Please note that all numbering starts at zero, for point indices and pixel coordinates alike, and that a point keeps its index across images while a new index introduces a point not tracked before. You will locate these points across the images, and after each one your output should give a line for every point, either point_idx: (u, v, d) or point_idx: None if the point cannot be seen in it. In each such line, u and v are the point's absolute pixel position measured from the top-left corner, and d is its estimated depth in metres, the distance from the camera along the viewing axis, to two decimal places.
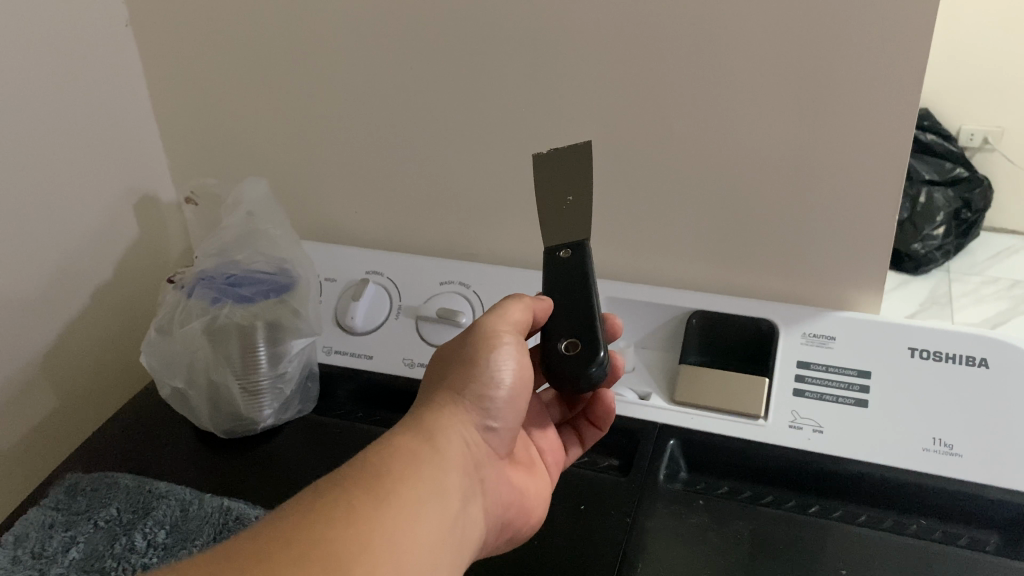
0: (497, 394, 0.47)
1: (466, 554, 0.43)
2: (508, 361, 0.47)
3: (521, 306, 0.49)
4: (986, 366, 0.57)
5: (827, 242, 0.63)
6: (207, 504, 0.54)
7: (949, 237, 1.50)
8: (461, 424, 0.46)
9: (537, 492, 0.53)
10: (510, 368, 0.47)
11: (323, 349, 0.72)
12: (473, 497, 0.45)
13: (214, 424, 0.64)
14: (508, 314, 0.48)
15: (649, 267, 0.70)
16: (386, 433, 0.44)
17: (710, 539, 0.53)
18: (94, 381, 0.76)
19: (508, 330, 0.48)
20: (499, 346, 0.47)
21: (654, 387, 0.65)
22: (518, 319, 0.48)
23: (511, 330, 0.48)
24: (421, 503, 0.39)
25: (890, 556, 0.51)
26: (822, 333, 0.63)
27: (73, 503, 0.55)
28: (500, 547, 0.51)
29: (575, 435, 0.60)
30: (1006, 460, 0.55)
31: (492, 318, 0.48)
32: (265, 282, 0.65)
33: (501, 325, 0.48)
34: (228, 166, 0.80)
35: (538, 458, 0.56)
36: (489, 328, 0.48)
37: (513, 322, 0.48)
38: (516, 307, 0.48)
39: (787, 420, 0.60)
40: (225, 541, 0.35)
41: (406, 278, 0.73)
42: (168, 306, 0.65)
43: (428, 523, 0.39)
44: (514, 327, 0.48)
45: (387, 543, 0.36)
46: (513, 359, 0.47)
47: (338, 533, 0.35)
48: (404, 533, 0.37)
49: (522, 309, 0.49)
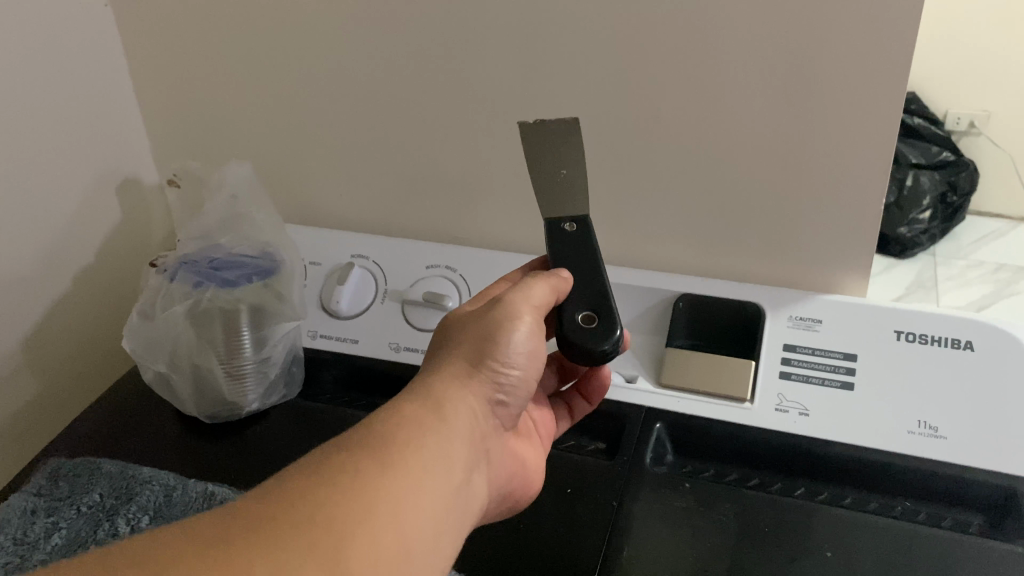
0: (509, 372, 0.45)
1: (465, 526, 0.42)
2: (521, 340, 0.45)
3: (546, 287, 0.46)
4: (972, 349, 0.58)
5: (816, 228, 0.63)
6: (191, 489, 0.54)
7: (935, 222, 1.51)
8: (471, 397, 0.44)
9: (535, 462, 0.53)
10: (523, 347, 0.45)
11: (308, 333, 0.71)
12: (476, 468, 0.44)
13: (197, 409, 0.64)
14: (530, 296, 0.45)
15: (638, 251, 0.70)
16: (393, 398, 0.42)
17: (697, 522, 0.53)
18: (77, 366, 0.75)
19: (526, 310, 0.45)
20: (516, 325, 0.45)
21: (641, 370, 0.65)
22: (540, 301, 0.46)
23: (530, 310, 0.45)
24: (425, 475, 0.39)
25: (875, 537, 0.51)
26: (809, 316, 0.62)
27: (54, 488, 0.54)
28: (500, 514, 0.51)
29: (564, 407, 0.60)
30: (991, 442, 0.55)
31: (514, 295, 0.46)
32: (249, 265, 0.64)
33: (522, 305, 0.45)
34: (212, 149, 0.79)
35: (534, 427, 0.56)
36: (510, 305, 0.45)
37: (535, 303, 0.46)
38: (539, 287, 0.46)
39: (773, 403, 0.60)
40: (228, 503, 0.35)
41: (392, 261, 0.73)
42: (152, 288, 0.64)
43: (431, 496, 0.38)
44: (534, 309, 0.46)
45: (390, 517, 0.36)
46: (528, 337, 0.45)
47: (341, 506, 0.34)
48: (406, 506, 0.37)
49: (546, 289, 0.46)
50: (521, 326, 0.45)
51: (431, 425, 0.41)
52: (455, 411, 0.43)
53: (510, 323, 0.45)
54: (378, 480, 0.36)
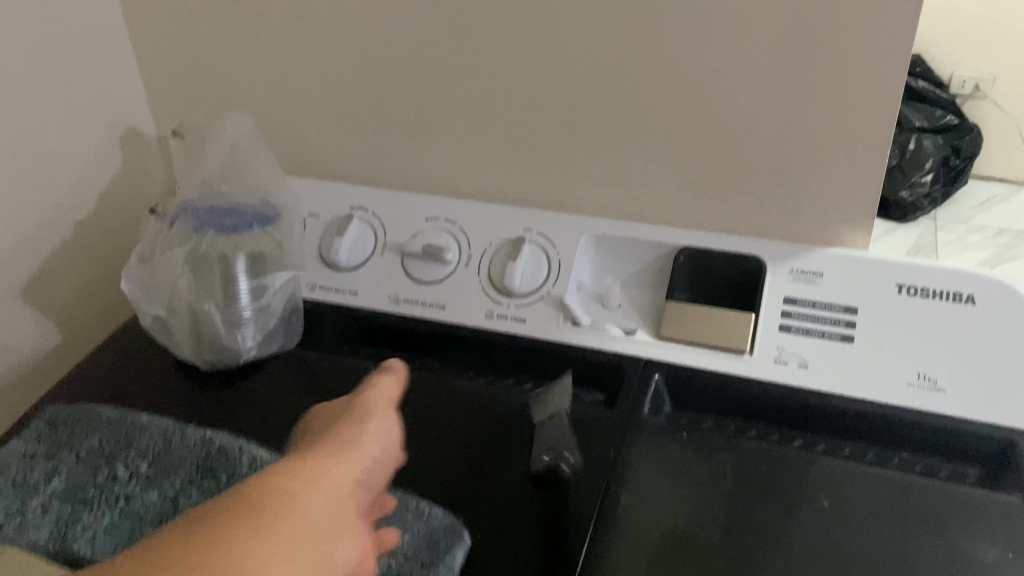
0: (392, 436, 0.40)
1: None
2: (382, 427, 0.40)
3: (392, 380, 0.45)
4: (973, 304, 0.57)
5: (821, 182, 0.62)
6: (189, 435, 0.53)
7: (936, 185, 1.52)
8: (368, 446, 0.38)
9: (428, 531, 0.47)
10: (383, 435, 0.39)
11: (307, 285, 0.71)
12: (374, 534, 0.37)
13: (195, 354, 0.63)
14: (382, 386, 0.43)
15: (637, 205, 0.68)
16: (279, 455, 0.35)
17: (695, 471, 0.54)
18: (75, 316, 0.75)
19: (383, 403, 0.42)
20: (388, 403, 0.42)
21: (640, 323, 0.66)
22: (391, 393, 0.43)
23: (385, 402, 0.42)
24: (339, 502, 0.32)
25: (871, 486, 0.52)
26: (810, 269, 0.62)
27: (54, 434, 0.55)
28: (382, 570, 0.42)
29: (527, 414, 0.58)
30: (987, 396, 0.55)
31: (379, 382, 0.44)
32: (249, 212, 0.64)
33: (380, 397, 0.42)
34: (207, 100, 0.77)
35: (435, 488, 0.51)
36: (380, 388, 0.43)
37: (387, 394, 0.43)
38: (394, 378, 0.45)
39: (772, 355, 0.60)
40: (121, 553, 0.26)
41: (391, 213, 0.71)
42: (151, 234, 0.64)
43: (349, 522, 0.32)
44: (388, 401, 0.43)
45: (313, 532, 0.29)
46: (387, 428, 0.40)
47: (255, 522, 0.28)
48: (329, 527, 0.30)
49: (392, 384, 0.44)
50: (384, 419, 0.40)
51: (346, 453, 0.36)
52: (352, 455, 0.36)
53: (383, 400, 0.42)
54: (321, 481, 0.32)
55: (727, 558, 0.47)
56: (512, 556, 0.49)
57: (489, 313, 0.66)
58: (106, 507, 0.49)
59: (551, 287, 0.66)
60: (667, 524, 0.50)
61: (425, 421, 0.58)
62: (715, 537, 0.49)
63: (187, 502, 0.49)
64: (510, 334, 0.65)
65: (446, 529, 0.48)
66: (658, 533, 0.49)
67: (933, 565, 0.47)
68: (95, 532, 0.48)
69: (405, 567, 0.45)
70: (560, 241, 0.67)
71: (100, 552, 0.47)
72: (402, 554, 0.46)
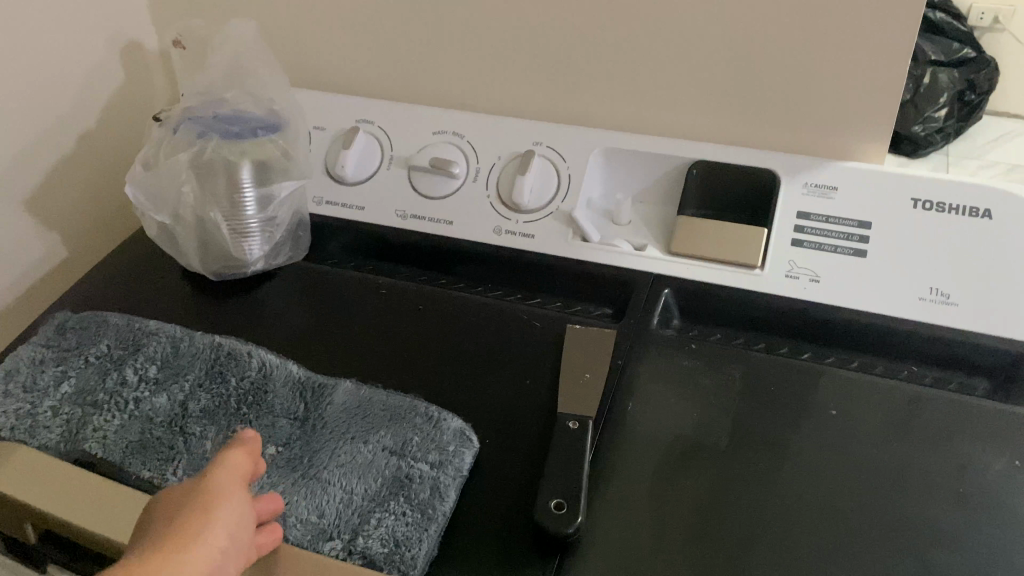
0: (223, 530, 0.34)
1: None
2: (227, 518, 0.35)
3: (242, 453, 0.38)
4: (989, 218, 0.57)
5: (839, 97, 0.60)
6: (198, 341, 0.53)
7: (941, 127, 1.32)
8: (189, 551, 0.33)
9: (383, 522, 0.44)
10: (226, 527, 0.35)
11: (314, 199, 0.70)
12: None
13: (203, 266, 0.64)
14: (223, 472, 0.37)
15: (650, 119, 0.66)
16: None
17: (702, 381, 0.54)
18: (81, 229, 0.75)
19: (232, 483, 0.36)
20: (221, 491, 0.36)
21: (650, 240, 0.65)
22: (241, 472, 0.37)
23: (234, 483, 0.37)
24: None
25: (878, 397, 0.52)
26: (825, 183, 0.61)
27: (62, 339, 0.54)
28: None
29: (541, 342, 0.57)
30: (1001, 309, 0.55)
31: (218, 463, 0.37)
32: (253, 120, 0.62)
33: (227, 477, 0.36)
34: (209, 10, 0.75)
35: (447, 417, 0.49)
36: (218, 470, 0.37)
37: (236, 474, 0.37)
38: (235, 454, 0.38)
39: (784, 270, 0.59)
40: None
41: (398, 126, 0.70)
42: (155, 140, 0.63)
43: None
44: (239, 479, 0.37)
45: None
46: (234, 515, 0.36)
47: None
48: None
49: (244, 457, 0.38)
50: (229, 507, 0.35)
51: (176, 571, 0.32)
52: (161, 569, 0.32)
53: (219, 485, 0.36)
54: None
55: (732, 464, 0.48)
56: (520, 459, 0.49)
57: (498, 229, 0.65)
58: (117, 410, 0.49)
59: (560, 202, 0.65)
60: (673, 433, 0.51)
61: (433, 332, 0.59)
62: (720, 445, 0.50)
63: (198, 406, 0.50)
64: (519, 250, 0.65)
65: (455, 432, 0.48)
66: (664, 442, 0.50)
67: (937, 472, 0.47)
68: (108, 434, 0.48)
69: (415, 470, 0.46)
70: (571, 155, 0.66)
71: (114, 453, 0.47)
72: (413, 457, 0.46)
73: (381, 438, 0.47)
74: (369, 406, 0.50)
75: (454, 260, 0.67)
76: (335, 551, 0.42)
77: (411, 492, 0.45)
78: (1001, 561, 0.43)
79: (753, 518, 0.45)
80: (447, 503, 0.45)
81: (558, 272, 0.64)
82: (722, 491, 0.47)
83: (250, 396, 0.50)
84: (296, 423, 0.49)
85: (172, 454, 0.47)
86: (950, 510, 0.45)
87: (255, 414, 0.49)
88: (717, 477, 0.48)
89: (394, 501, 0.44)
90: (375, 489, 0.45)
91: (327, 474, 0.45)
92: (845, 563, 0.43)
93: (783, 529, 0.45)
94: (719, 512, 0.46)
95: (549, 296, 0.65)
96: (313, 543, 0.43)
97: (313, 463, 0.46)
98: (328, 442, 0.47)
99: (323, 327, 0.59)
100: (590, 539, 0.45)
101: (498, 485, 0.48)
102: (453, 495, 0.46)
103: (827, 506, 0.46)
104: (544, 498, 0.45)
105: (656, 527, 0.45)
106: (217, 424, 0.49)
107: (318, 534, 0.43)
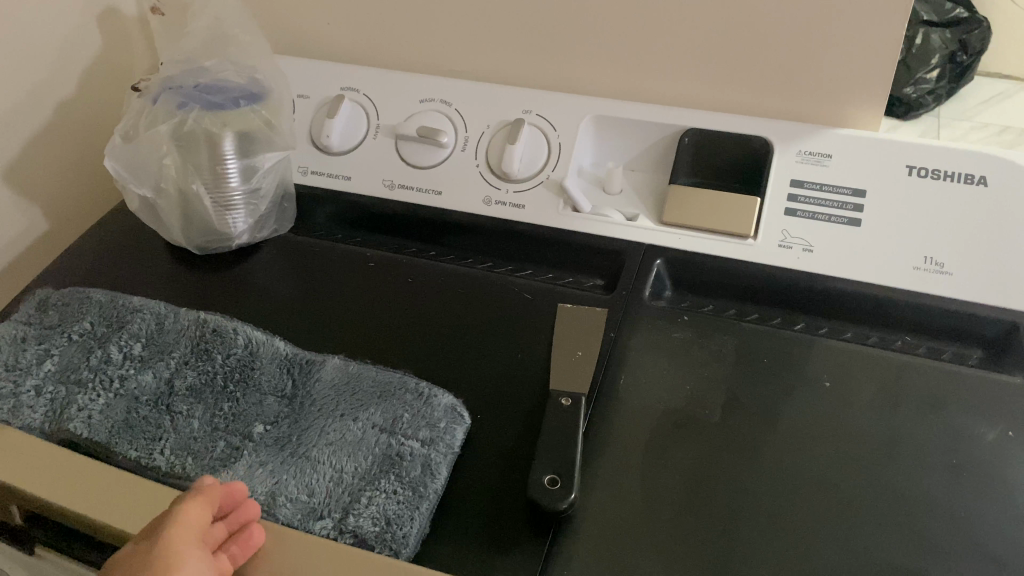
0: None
1: None
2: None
3: (201, 504, 0.37)
4: (985, 185, 0.56)
5: (834, 65, 0.59)
6: (183, 317, 0.52)
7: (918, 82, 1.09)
8: None
9: (375, 506, 0.43)
10: None
11: (298, 169, 0.68)
12: None
13: (187, 239, 0.62)
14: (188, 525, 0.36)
15: (641, 87, 0.65)
16: None
17: (695, 353, 0.53)
18: (63, 200, 0.73)
19: (188, 542, 0.35)
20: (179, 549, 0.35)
21: (642, 210, 0.64)
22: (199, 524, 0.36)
23: (193, 538, 0.35)
24: None
25: (870, 367, 0.52)
26: (819, 151, 0.60)
27: (44, 317, 0.53)
28: None
29: (534, 318, 0.56)
30: (996, 278, 0.54)
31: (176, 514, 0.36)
32: (234, 89, 0.60)
33: (183, 535, 0.35)
34: None
35: (439, 396, 0.48)
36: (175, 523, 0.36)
37: (193, 530, 0.36)
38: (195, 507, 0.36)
39: (777, 239, 0.58)
40: None
41: (384, 93, 0.68)
42: (135, 110, 0.61)
43: None
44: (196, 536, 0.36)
45: None
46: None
47: None
48: None
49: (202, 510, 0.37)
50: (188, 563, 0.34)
51: None
52: None
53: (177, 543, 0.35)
54: None
55: (724, 436, 0.48)
56: (511, 433, 0.49)
57: (488, 199, 0.64)
58: (101, 388, 0.48)
59: (550, 170, 0.64)
60: (666, 405, 0.50)
61: (423, 306, 0.58)
62: (713, 417, 0.49)
63: (184, 383, 0.49)
64: (508, 220, 0.63)
65: (447, 409, 0.48)
66: (655, 414, 0.50)
67: (930, 443, 0.47)
68: (93, 414, 0.47)
69: (406, 447, 0.45)
70: (561, 123, 0.65)
71: (100, 432, 0.47)
72: (404, 435, 0.46)
73: (370, 416, 0.47)
74: (358, 382, 0.49)
75: (443, 232, 0.66)
76: (326, 530, 0.42)
77: (402, 470, 0.44)
78: (992, 532, 0.43)
79: (745, 491, 0.45)
80: (438, 481, 0.45)
81: (548, 242, 0.63)
82: (715, 465, 0.47)
83: (238, 373, 0.49)
84: (284, 400, 0.48)
85: (159, 433, 0.47)
86: (943, 480, 0.45)
87: (243, 392, 0.48)
88: (709, 449, 0.47)
89: (385, 479, 0.44)
90: (366, 467, 0.44)
91: (316, 452, 0.45)
92: (837, 535, 0.43)
93: (775, 500, 0.45)
94: (710, 485, 0.46)
95: (540, 267, 0.64)
96: (304, 522, 0.42)
97: (302, 442, 0.46)
98: (318, 420, 0.47)
99: (310, 301, 0.59)
100: (582, 517, 0.45)
101: (489, 460, 0.48)
102: (444, 473, 0.45)
103: (820, 477, 0.46)
104: (536, 473, 0.45)
105: (648, 502, 0.45)
106: (204, 403, 0.48)
107: (307, 513, 0.43)
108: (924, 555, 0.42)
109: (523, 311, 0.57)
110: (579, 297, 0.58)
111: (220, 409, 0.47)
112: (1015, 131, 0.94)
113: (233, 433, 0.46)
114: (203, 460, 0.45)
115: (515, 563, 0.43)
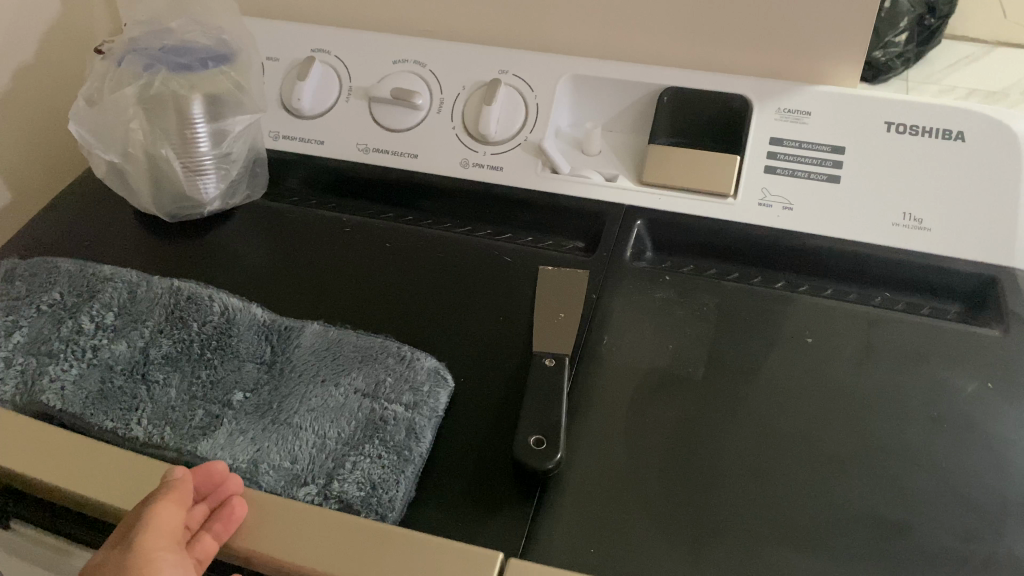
0: (154, 549, 0.34)
1: None
2: (162, 544, 0.34)
3: (184, 479, 0.37)
4: (962, 140, 0.56)
5: (812, 23, 0.58)
6: (156, 285, 0.51)
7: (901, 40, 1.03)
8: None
9: (359, 471, 0.42)
10: (160, 548, 0.34)
11: (270, 134, 0.67)
12: None
13: (158, 206, 0.61)
14: (158, 521, 0.35)
15: (619, 46, 0.64)
16: None
17: (675, 312, 0.53)
18: (26, 168, 0.71)
19: (172, 511, 0.35)
20: (152, 516, 0.35)
21: (620, 170, 0.63)
22: (182, 496, 0.36)
23: (174, 505, 0.36)
24: None
25: (848, 322, 0.52)
26: (798, 109, 0.59)
27: (11, 288, 0.52)
28: None
29: (516, 281, 0.56)
30: (973, 233, 0.55)
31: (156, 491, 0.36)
32: (202, 51, 0.59)
33: (164, 506, 0.35)
34: None
35: (422, 360, 0.47)
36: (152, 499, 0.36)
37: (174, 498, 0.36)
38: (177, 481, 0.37)
39: (757, 197, 0.58)
40: None
41: (357, 55, 0.67)
42: (99, 73, 0.59)
43: None
44: (177, 505, 0.36)
45: None
46: (168, 544, 0.34)
47: None
48: None
49: (187, 484, 0.37)
50: (163, 529, 0.34)
51: None
52: None
53: (155, 509, 0.35)
54: None
55: (708, 393, 0.48)
56: (495, 395, 0.49)
57: (465, 162, 0.63)
58: (73, 359, 0.47)
59: (528, 132, 0.63)
60: (650, 365, 0.50)
61: (403, 269, 0.57)
62: (696, 375, 0.49)
63: (160, 352, 0.48)
64: (485, 183, 0.63)
65: (430, 372, 0.47)
66: (639, 373, 0.50)
67: (911, 397, 0.48)
68: (65, 385, 0.46)
69: (390, 412, 0.45)
70: (538, 84, 0.64)
71: (74, 404, 0.45)
72: (387, 399, 0.45)
73: (352, 380, 0.46)
74: (338, 348, 0.48)
75: (421, 195, 0.65)
76: (310, 497, 0.42)
77: (386, 434, 0.44)
78: (973, 482, 0.44)
79: (728, 448, 0.45)
80: (423, 444, 0.44)
81: (528, 205, 0.62)
82: (697, 422, 0.47)
83: (214, 341, 0.48)
84: (263, 366, 0.48)
85: (136, 403, 0.45)
86: (926, 433, 0.46)
87: (221, 359, 0.47)
88: (692, 407, 0.47)
89: (370, 444, 0.43)
90: (349, 433, 0.44)
91: (298, 418, 0.44)
92: (821, 488, 0.43)
93: (760, 456, 0.45)
94: (695, 442, 0.46)
95: (520, 230, 0.63)
96: (286, 489, 0.42)
97: (283, 408, 0.45)
98: (297, 386, 0.46)
99: (287, 266, 0.57)
100: (568, 477, 0.44)
101: (473, 422, 0.48)
102: (429, 436, 0.45)
103: (805, 434, 0.46)
104: (521, 434, 0.45)
105: (633, 461, 0.45)
106: (181, 370, 0.47)
107: (290, 480, 0.42)
108: (905, 504, 0.43)
109: (506, 274, 0.56)
110: (561, 259, 0.57)
111: (197, 377, 0.47)
112: (982, 94, 0.92)
113: (212, 401, 0.45)
114: (180, 428, 0.44)
115: (504, 524, 0.43)
